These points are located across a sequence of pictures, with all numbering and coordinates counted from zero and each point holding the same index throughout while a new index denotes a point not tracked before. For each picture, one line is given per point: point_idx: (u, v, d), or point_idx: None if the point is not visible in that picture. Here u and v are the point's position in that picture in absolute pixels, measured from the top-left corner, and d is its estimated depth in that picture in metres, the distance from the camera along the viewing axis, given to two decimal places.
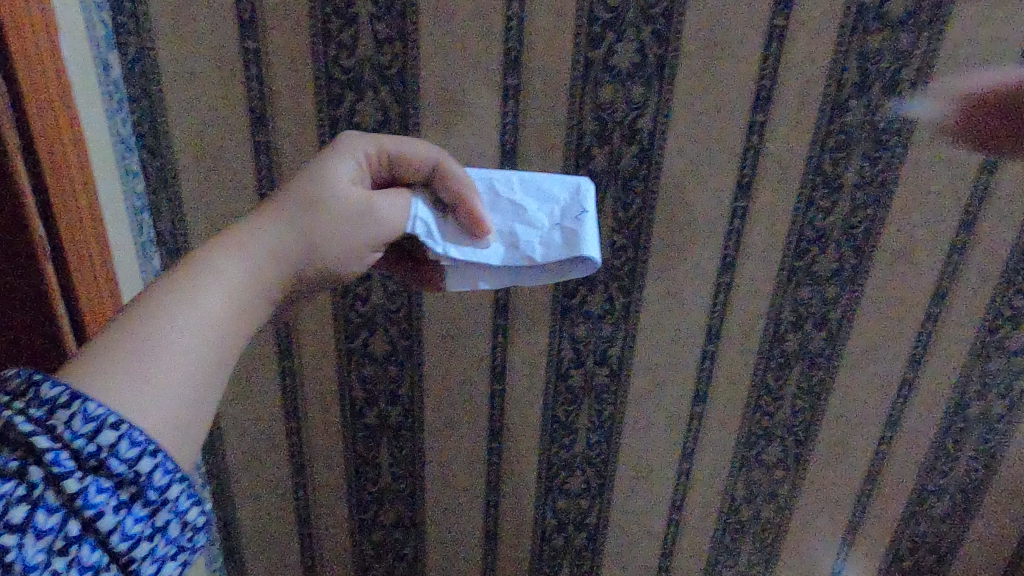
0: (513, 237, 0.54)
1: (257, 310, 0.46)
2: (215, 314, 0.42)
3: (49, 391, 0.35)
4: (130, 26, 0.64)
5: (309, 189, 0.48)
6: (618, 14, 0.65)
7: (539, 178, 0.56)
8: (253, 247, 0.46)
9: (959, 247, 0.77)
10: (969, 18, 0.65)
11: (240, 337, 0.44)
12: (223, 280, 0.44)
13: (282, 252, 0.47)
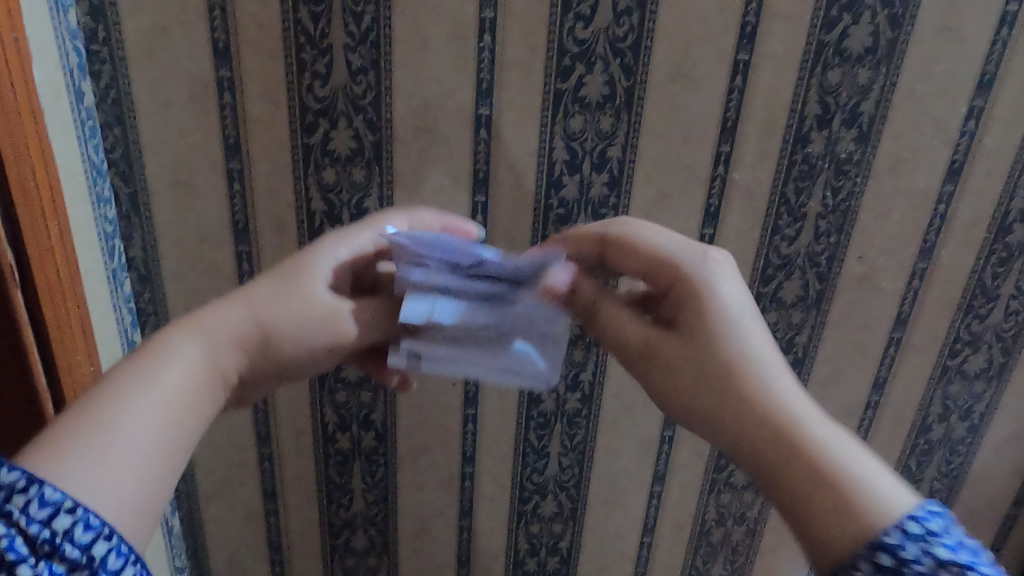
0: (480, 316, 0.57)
1: (214, 392, 0.49)
2: (173, 394, 0.45)
3: (7, 476, 0.36)
4: (104, 54, 0.65)
5: (282, 282, 0.53)
6: (587, 47, 0.67)
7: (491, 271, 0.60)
8: (219, 330, 0.50)
9: (920, 274, 0.79)
10: (924, 54, 0.68)
11: (194, 417, 0.46)
12: (185, 361, 0.47)
13: (243, 336, 0.51)
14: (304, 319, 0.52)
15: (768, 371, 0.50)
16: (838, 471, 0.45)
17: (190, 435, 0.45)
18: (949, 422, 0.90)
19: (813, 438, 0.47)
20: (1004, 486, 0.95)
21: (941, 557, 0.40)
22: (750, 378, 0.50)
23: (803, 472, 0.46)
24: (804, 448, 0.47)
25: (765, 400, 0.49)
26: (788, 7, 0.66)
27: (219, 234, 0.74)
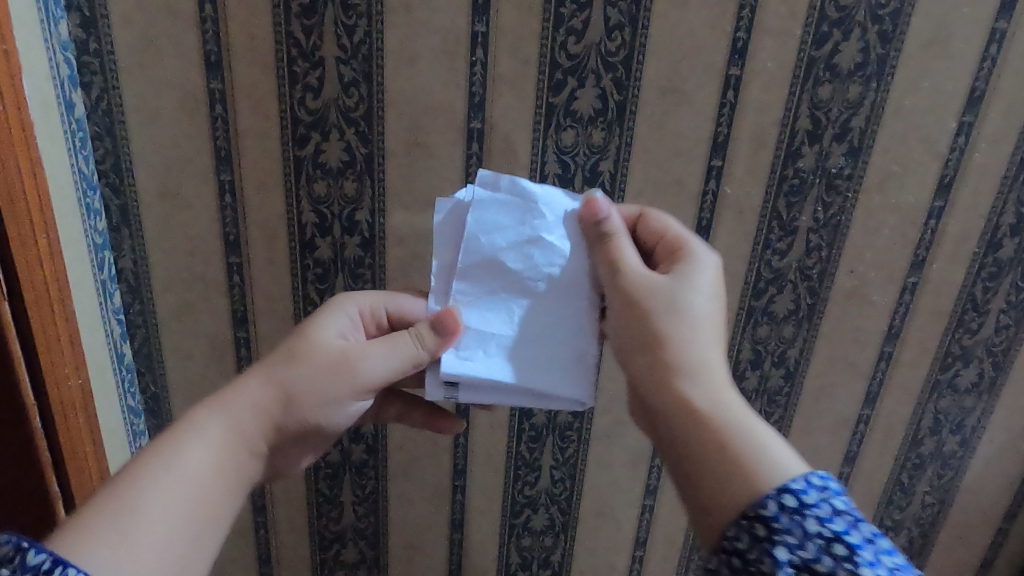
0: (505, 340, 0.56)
1: (240, 461, 0.50)
2: (195, 471, 0.47)
3: (35, 558, 0.38)
4: (94, 66, 0.64)
5: (296, 345, 0.54)
6: (578, 61, 0.67)
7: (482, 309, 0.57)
8: (239, 402, 0.51)
9: (910, 289, 0.79)
10: (913, 70, 0.68)
11: (215, 491, 0.47)
12: (207, 436, 0.49)
13: (264, 404, 0.52)
14: (320, 378, 0.53)
15: (701, 341, 0.51)
16: (740, 443, 0.47)
17: (211, 511, 0.47)
18: (940, 436, 0.90)
19: (726, 413, 0.49)
20: (997, 500, 0.95)
21: (839, 508, 0.42)
22: (684, 341, 0.51)
23: (705, 433, 0.48)
24: (717, 415, 0.48)
25: (693, 362, 0.51)
26: (778, 22, 0.66)
27: (209, 246, 0.74)
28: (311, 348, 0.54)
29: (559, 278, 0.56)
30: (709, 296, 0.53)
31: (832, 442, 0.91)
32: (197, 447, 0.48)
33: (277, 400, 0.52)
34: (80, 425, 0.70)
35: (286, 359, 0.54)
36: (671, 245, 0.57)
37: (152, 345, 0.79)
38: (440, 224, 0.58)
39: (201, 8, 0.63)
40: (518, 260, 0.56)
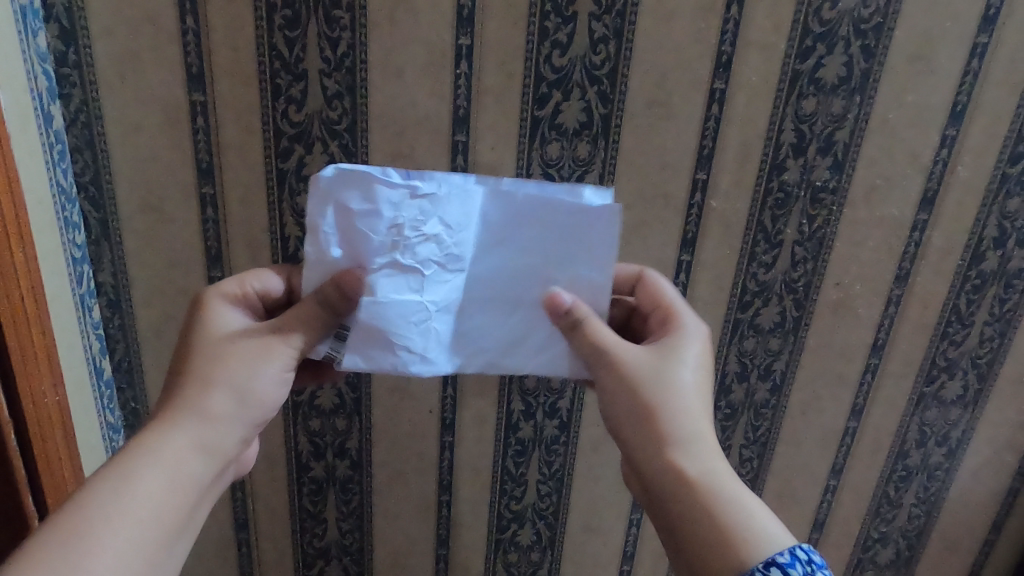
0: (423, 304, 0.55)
1: (198, 471, 0.49)
2: (152, 496, 0.46)
3: None
4: (74, 78, 0.63)
5: (215, 347, 0.53)
6: (563, 74, 0.67)
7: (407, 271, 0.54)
8: (185, 416, 0.50)
9: (895, 301, 0.80)
10: (896, 83, 0.68)
11: (176, 509, 0.47)
12: (159, 458, 0.48)
13: (210, 407, 0.51)
14: (250, 369, 0.53)
15: (696, 411, 0.54)
16: (730, 515, 0.49)
17: (174, 530, 0.47)
18: (927, 449, 0.90)
19: (726, 487, 0.50)
20: (983, 513, 0.95)
21: None
22: (680, 410, 0.53)
23: (697, 508, 0.50)
24: (710, 484, 0.50)
25: (689, 437, 0.53)
26: (762, 37, 0.66)
27: (191, 260, 0.73)
28: (229, 343, 0.54)
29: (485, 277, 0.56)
30: (703, 373, 0.56)
31: (818, 455, 0.90)
32: (148, 465, 0.47)
33: (218, 399, 0.51)
34: (57, 442, 0.68)
35: (209, 361, 0.52)
36: (666, 316, 0.61)
37: (133, 361, 0.77)
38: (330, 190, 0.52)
39: (182, 19, 0.62)
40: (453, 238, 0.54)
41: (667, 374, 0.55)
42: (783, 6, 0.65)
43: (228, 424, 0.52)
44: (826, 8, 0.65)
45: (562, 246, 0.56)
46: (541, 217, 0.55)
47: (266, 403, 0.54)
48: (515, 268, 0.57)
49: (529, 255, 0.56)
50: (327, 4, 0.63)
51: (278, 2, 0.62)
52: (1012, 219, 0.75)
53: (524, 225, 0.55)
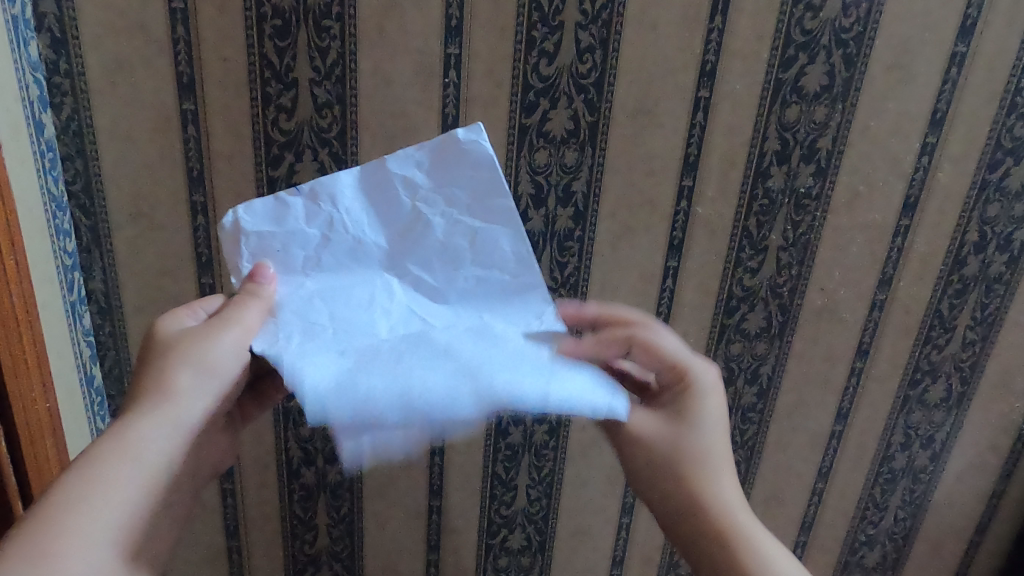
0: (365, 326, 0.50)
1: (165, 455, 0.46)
2: (118, 489, 0.43)
3: None
4: (65, 87, 0.64)
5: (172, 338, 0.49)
6: (550, 83, 0.68)
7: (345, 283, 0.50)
8: (147, 403, 0.46)
9: (879, 305, 0.81)
10: (877, 92, 0.70)
11: (144, 501, 0.44)
12: (124, 449, 0.45)
13: (171, 391, 0.47)
14: (209, 348, 0.49)
15: (712, 471, 0.54)
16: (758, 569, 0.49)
17: (145, 521, 0.44)
18: (912, 451, 0.91)
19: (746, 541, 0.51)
20: (968, 515, 0.96)
21: None
22: (696, 474, 0.54)
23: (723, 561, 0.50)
24: (727, 541, 0.51)
25: (702, 498, 0.53)
26: (745, 46, 0.67)
27: (181, 267, 0.73)
28: (183, 333, 0.49)
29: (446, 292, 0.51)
30: (712, 427, 0.56)
31: (805, 459, 0.91)
32: (106, 459, 0.44)
33: (178, 380, 0.47)
34: (47, 450, 0.68)
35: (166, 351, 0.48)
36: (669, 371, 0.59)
37: (123, 368, 0.78)
38: (240, 223, 0.50)
39: (173, 29, 0.63)
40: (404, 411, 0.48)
41: (677, 445, 0.55)
42: (765, 15, 0.66)
43: (189, 406, 0.48)
44: (808, 18, 0.66)
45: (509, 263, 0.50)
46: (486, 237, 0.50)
47: (228, 381, 0.49)
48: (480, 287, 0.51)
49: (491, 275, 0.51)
50: (316, 14, 0.64)
51: (269, 12, 0.63)
52: (991, 224, 0.76)
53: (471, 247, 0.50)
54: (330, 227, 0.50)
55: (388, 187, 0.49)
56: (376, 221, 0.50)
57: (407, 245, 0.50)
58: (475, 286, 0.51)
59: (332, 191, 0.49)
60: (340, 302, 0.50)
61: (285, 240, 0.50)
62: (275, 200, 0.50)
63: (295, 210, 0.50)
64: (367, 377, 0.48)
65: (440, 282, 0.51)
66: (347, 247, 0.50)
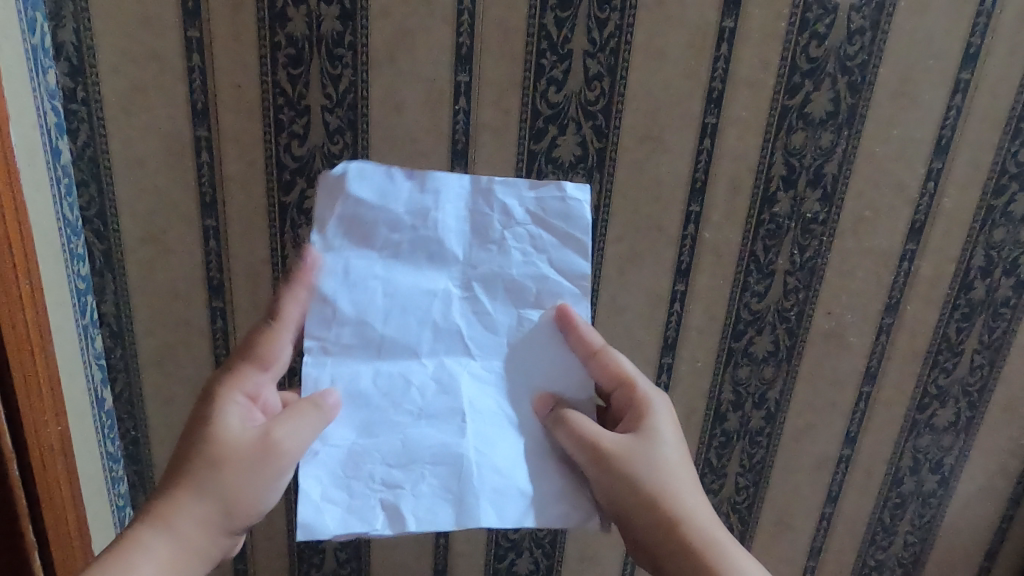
0: (402, 331, 0.52)
1: (185, 565, 0.48)
2: None
3: None
4: (82, 114, 0.65)
5: (215, 445, 0.49)
6: (559, 110, 0.69)
7: (402, 277, 0.51)
8: (178, 517, 0.48)
9: (886, 329, 0.81)
10: (881, 118, 0.70)
11: None
12: (148, 559, 0.47)
13: (203, 505, 0.48)
14: (250, 471, 0.49)
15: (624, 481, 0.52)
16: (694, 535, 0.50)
17: None
18: (921, 476, 0.91)
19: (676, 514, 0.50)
20: (978, 540, 0.96)
21: None
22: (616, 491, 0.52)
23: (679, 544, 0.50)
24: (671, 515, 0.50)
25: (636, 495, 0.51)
26: (751, 73, 0.68)
27: (193, 292, 0.74)
28: (230, 444, 0.50)
29: (488, 303, 0.53)
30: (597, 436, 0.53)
31: (814, 483, 0.91)
32: (137, 566, 0.46)
33: (211, 495, 0.48)
34: (59, 473, 0.69)
35: (213, 458, 0.49)
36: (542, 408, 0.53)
37: (134, 391, 0.78)
38: (348, 179, 0.50)
39: (189, 58, 0.64)
40: (391, 519, 0.50)
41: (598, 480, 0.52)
42: (771, 45, 0.67)
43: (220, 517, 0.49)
44: (813, 46, 0.67)
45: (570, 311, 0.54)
46: (556, 254, 0.53)
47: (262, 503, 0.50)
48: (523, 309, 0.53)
49: (542, 298, 0.54)
50: (329, 43, 0.65)
51: (283, 41, 0.64)
52: (997, 249, 0.77)
53: (545, 256, 0.53)
54: (421, 217, 0.51)
55: (487, 207, 0.52)
56: (465, 231, 0.52)
57: (480, 266, 0.52)
58: (519, 320, 0.53)
59: (439, 188, 0.52)
60: (396, 310, 0.51)
61: (377, 214, 0.51)
62: (386, 173, 0.51)
63: (401, 188, 0.51)
64: (394, 415, 0.51)
65: (493, 307, 0.53)
66: (428, 242, 0.52)
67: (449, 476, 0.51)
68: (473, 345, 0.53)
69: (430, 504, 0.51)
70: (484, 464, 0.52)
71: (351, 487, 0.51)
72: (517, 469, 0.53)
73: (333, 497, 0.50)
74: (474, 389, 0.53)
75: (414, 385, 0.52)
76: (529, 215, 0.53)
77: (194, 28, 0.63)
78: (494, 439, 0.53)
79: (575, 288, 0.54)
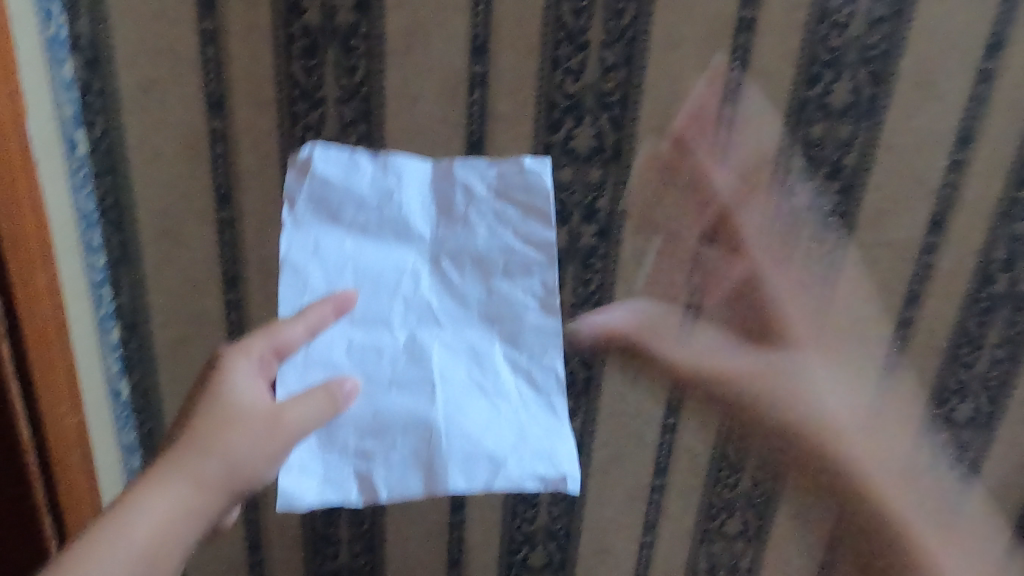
0: (371, 309, 0.56)
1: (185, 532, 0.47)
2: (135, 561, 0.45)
3: None
4: (97, 105, 0.65)
5: (220, 414, 0.48)
6: (575, 101, 0.68)
7: (372, 256, 0.56)
8: (177, 481, 0.47)
9: (905, 323, 0.80)
10: (903, 109, 0.69)
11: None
12: (148, 523, 0.46)
13: (205, 474, 0.47)
14: (253, 444, 0.48)
15: None
16: None
17: None
18: (939, 471, 0.90)
19: None
20: (997, 536, 0.95)
21: None
22: None
23: None
24: None
25: None
26: (770, 64, 0.67)
27: (208, 284, 0.74)
28: (242, 411, 0.49)
29: (454, 276, 0.57)
30: None
31: (830, 478, 0.90)
32: (136, 529, 0.45)
33: (210, 465, 0.47)
34: (75, 463, 0.70)
35: (217, 425, 0.48)
36: None
37: (149, 383, 0.78)
38: (314, 163, 0.57)
39: (204, 49, 0.64)
40: (363, 488, 0.54)
41: None
42: (791, 34, 0.66)
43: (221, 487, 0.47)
44: (833, 36, 0.66)
45: (533, 280, 0.58)
46: (517, 224, 0.58)
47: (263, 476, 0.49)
48: (490, 283, 0.57)
49: (508, 268, 0.58)
50: (344, 34, 0.64)
51: (297, 32, 0.64)
52: (1019, 242, 0.76)
53: (507, 228, 0.58)
54: (387, 198, 0.57)
55: (449, 185, 0.58)
56: (430, 210, 0.57)
57: (447, 241, 0.57)
58: (488, 294, 0.57)
59: (402, 171, 0.57)
60: (368, 284, 0.56)
61: (345, 195, 0.56)
62: (350, 159, 0.57)
63: (364, 170, 0.57)
64: (367, 384, 0.55)
65: (461, 280, 0.57)
66: (395, 219, 0.57)
67: (416, 444, 0.54)
68: (442, 316, 0.57)
69: (400, 471, 0.54)
70: (455, 430, 0.55)
71: (327, 458, 0.54)
72: (486, 434, 0.55)
73: (311, 466, 0.54)
74: (446, 358, 0.56)
75: (385, 354, 0.55)
76: (490, 191, 0.58)
77: (209, 19, 0.63)
78: (464, 405, 0.55)
79: (539, 255, 0.58)
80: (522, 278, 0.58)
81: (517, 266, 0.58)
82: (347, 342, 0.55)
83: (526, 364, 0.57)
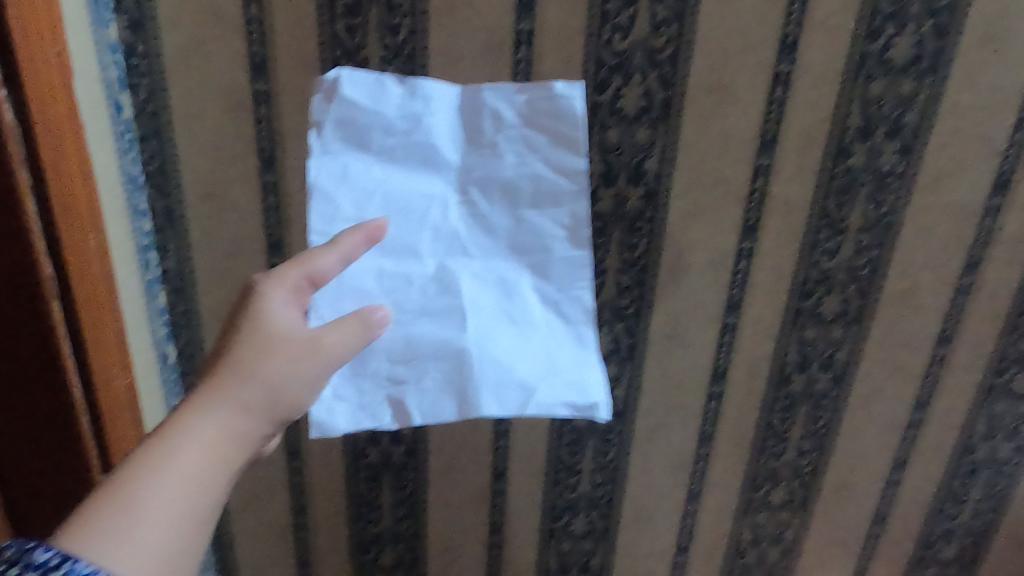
0: (396, 241, 0.55)
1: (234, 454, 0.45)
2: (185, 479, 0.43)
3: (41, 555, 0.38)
4: (142, 68, 0.65)
5: (261, 339, 0.48)
6: (624, 59, 0.66)
7: (398, 185, 0.55)
8: (220, 404, 0.45)
9: (964, 290, 0.77)
10: (969, 64, 0.66)
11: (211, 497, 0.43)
12: (195, 441, 0.44)
13: (252, 398, 0.46)
14: (295, 369, 0.48)
15: None
16: None
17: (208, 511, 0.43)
18: (994, 443, 0.87)
19: None
20: None
21: None
22: None
23: None
24: None
25: None
26: (829, 17, 0.64)
27: (252, 248, 0.74)
28: (282, 337, 0.48)
29: (483, 207, 0.56)
30: None
31: (880, 448, 0.88)
32: (184, 449, 0.43)
33: (256, 386, 0.46)
34: (126, 424, 0.71)
35: (260, 349, 0.47)
36: None
37: (196, 347, 0.79)
38: (340, 83, 0.54)
39: (246, 9, 0.63)
40: (398, 414, 0.56)
41: None
42: None
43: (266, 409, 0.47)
44: None
45: (564, 209, 0.57)
46: (548, 155, 0.56)
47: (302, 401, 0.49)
48: (521, 216, 0.57)
49: (537, 201, 0.57)
50: None
51: None
52: None
53: (537, 157, 0.56)
54: (414, 123, 0.55)
55: (479, 114, 0.56)
56: (458, 137, 0.56)
57: (475, 170, 0.56)
58: (517, 227, 0.57)
59: (431, 96, 0.55)
60: (397, 212, 0.55)
61: (371, 117, 0.54)
62: (377, 80, 0.55)
63: (392, 91, 0.55)
64: (399, 312, 0.55)
65: (490, 211, 0.57)
66: (423, 146, 0.55)
67: (451, 372, 0.56)
68: (472, 249, 0.57)
69: (433, 398, 0.56)
70: (488, 360, 0.56)
71: (361, 385, 0.55)
72: (516, 363, 0.57)
73: (344, 394, 0.55)
74: (476, 288, 0.57)
75: (415, 284, 0.56)
76: (520, 119, 0.56)
77: None
78: (495, 334, 0.57)
79: (571, 186, 0.57)
80: (551, 214, 0.57)
81: (546, 195, 0.57)
82: (377, 271, 0.55)
83: (555, 296, 0.58)
